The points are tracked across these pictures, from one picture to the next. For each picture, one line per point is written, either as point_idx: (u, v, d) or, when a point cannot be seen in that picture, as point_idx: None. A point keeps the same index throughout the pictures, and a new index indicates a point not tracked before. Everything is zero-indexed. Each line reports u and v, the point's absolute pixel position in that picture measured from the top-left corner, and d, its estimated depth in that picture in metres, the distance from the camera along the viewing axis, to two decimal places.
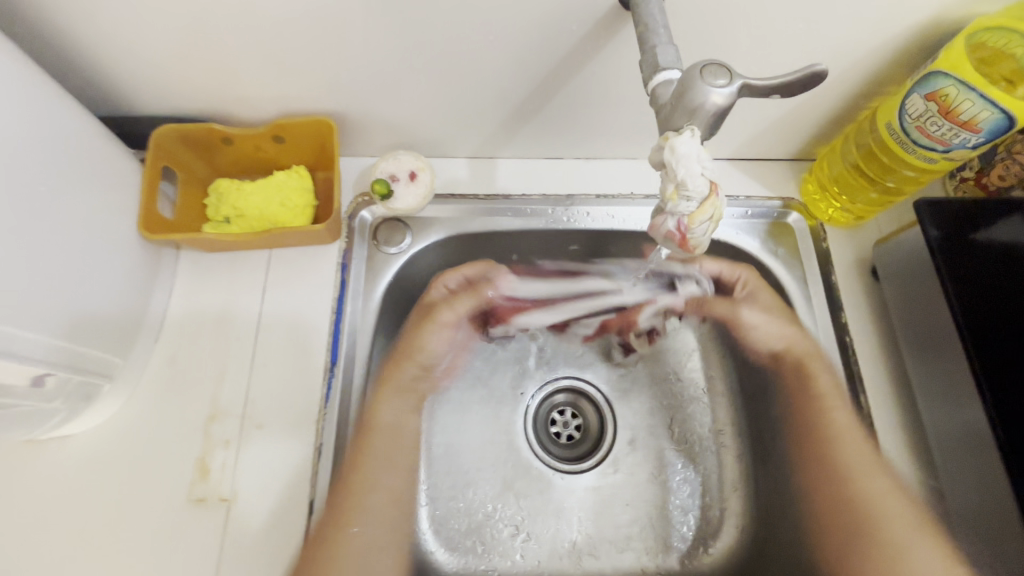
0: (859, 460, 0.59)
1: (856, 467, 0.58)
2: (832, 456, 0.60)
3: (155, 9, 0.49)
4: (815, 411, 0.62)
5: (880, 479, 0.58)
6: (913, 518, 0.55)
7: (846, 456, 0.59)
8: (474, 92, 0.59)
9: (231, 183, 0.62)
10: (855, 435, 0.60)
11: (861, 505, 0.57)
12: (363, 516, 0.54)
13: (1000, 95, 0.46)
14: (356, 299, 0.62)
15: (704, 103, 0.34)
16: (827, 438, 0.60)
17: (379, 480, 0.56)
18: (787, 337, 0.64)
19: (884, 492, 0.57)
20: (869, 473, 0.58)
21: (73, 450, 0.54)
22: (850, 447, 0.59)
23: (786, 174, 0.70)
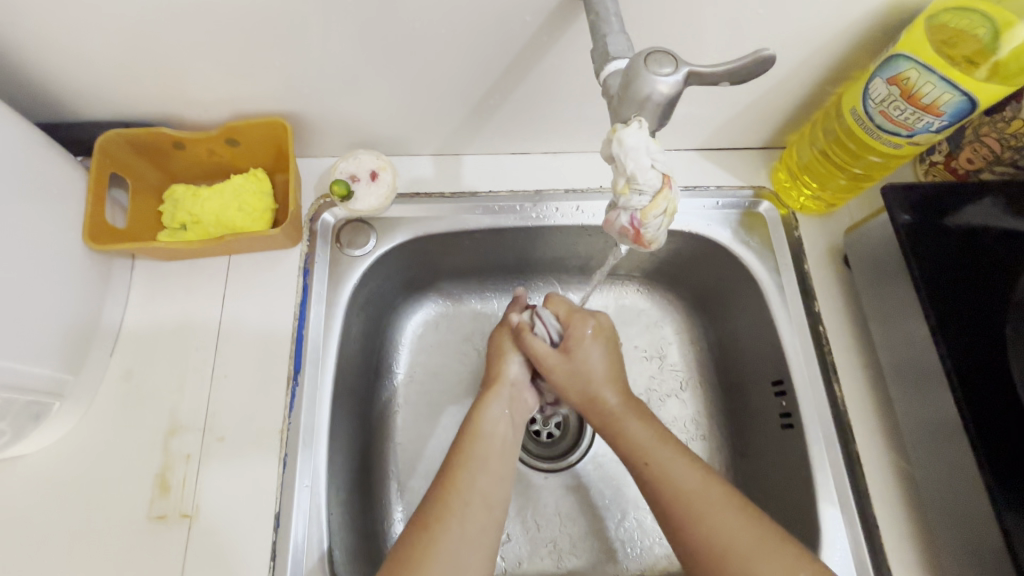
0: (688, 489, 0.48)
1: (673, 498, 0.48)
2: (642, 485, 0.50)
3: (88, 11, 0.47)
4: (613, 441, 0.53)
5: (712, 516, 0.47)
6: (742, 513, 0.47)
7: (650, 487, 0.50)
8: (431, 88, 0.57)
9: (187, 189, 0.61)
10: (659, 452, 0.50)
11: (708, 551, 0.46)
12: (472, 491, 0.49)
13: (961, 77, 0.45)
14: (319, 304, 0.60)
15: (651, 92, 0.33)
16: (634, 466, 0.51)
17: (479, 450, 0.52)
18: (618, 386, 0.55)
19: (727, 530, 0.46)
20: (704, 510, 0.47)
21: (27, 470, 0.53)
22: (673, 472, 0.49)
23: (756, 163, 0.69)
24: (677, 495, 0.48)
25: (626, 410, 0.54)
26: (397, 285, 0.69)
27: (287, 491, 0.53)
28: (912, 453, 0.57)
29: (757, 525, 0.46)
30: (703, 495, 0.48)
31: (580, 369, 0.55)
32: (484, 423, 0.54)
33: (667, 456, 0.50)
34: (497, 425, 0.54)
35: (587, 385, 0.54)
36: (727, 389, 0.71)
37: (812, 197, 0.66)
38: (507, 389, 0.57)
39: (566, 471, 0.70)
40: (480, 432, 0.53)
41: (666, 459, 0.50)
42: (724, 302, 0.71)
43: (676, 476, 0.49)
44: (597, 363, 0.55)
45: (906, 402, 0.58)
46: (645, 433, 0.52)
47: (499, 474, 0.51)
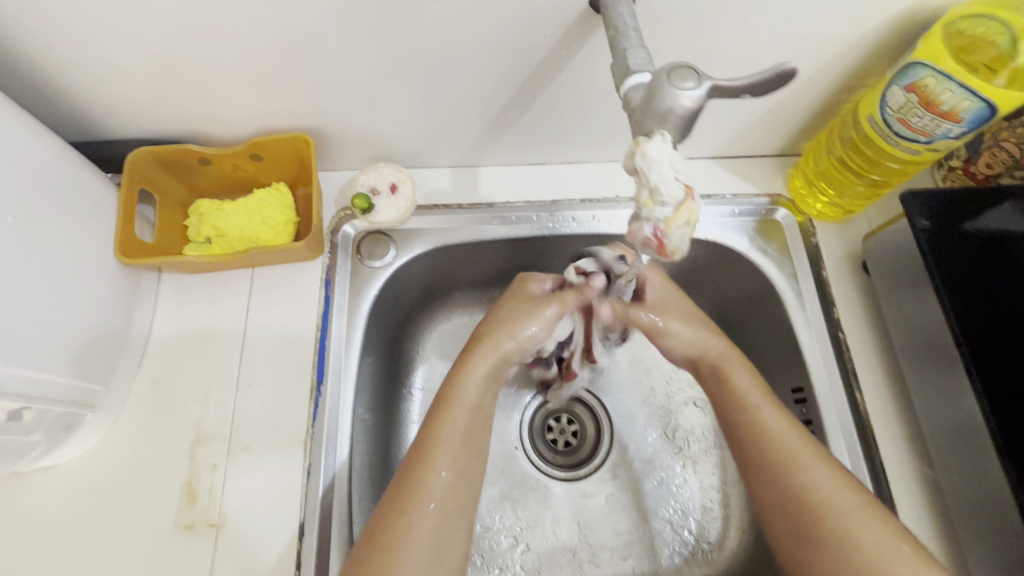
0: (788, 440, 0.51)
1: (773, 443, 0.51)
2: (734, 429, 0.54)
3: (123, 34, 0.48)
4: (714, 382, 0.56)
5: (819, 467, 0.49)
6: (840, 474, 0.49)
7: (748, 431, 0.53)
8: (450, 102, 0.58)
9: (212, 204, 0.62)
10: (757, 400, 0.53)
11: (803, 498, 0.48)
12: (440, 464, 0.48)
13: (980, 84, 0.45)
14: (341, 315, 0.61)
15: (673, 106, 0.33)
16: (738, 412, 0.54)
17: (452, 426, 0.50)
18: (702, 341, 0.57)
19: (824, 483, 0.48)
20: (806, 463, 0.49)
21: (58, 481, 0.54)
22: (769, 422, 0.52)
23: (771, 170, 0.69)
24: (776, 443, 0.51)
25: (728, 355, 0.56)
26: (415, 296, 0.69)
27: (312, 498, 0.54)
28: (936, 458, 0.57)
29: (837, 468, 0.49)
30: (797, 441, 0.50)
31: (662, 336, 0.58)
32: (463, 392, 0.51)
33: (769, 407, 0.53)
34: (478, 396, 0.52)
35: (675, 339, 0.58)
36: None
37: (830, 204, 0.66)
38: (491, 359, 0.53)
39: (584, 480, 0.70)
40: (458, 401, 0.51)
41: (769, 416, 0.52)
42: (741, 309, 0.70)
43: (775, 428, 0.51)
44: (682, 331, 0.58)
45: (927, 407, 0.57)
46: (745, 378, 0.55)
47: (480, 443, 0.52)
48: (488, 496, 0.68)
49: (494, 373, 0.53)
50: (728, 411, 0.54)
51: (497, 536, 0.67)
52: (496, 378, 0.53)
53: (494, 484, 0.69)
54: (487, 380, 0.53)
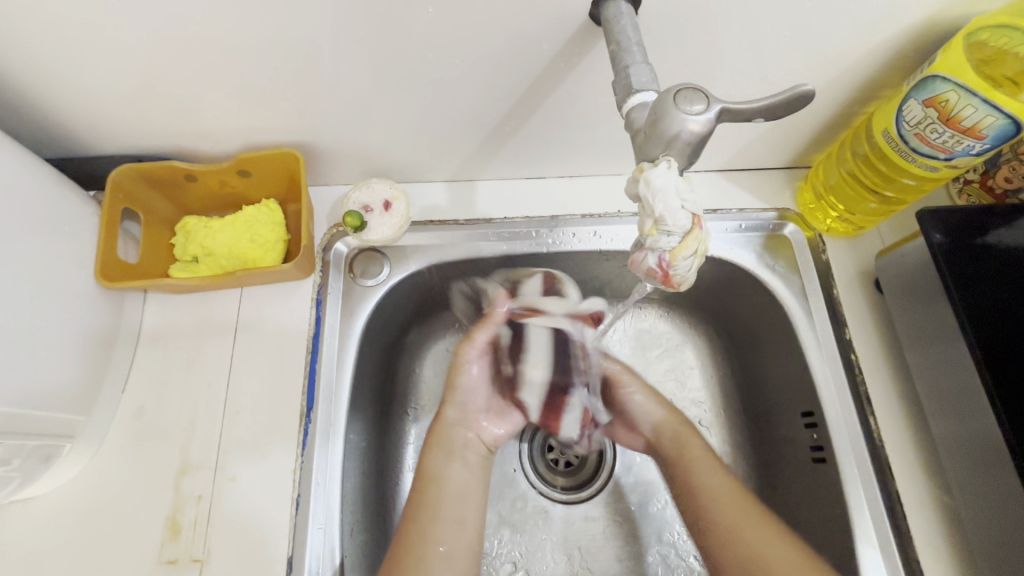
0: (696, 473, 0.57)
1: (704, 499, 0.55)
2: (683, 493, 0.57)
3: (102, 50, 0.46)
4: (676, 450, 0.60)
5: (760, 527, 0.52)
6: (778, 532, 0.51)
7: (692, 493, 0.56)
8: (445, 116, 0.56)
9: (199, 221, 0.60)
10: (699, 466, 0.57)
11: (752, 561, 0.50)
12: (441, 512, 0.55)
13: (1004, 100, 0.42)
14: (333, 336, 0.59)
15: (680, 131, 0.31)
16: (686, 474, 0.58)
17: (433, 495, 0.56)
18: (657, 419, 0.63)
19: (767, 545, 0.51)
20: (745, 522, 0.52)
21: (36, 513, 0.52)
22: (714, 486, 0.55)
23: (780, 184, 0.67)
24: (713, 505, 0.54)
25: (686, 424, 0.62)
26: (410, 313, 0.67)
27: (300, 530, 0.52)
28: (955, 486, 0.54)
29: (778, 527, 0.52)
30: (734, 499, 0.54)
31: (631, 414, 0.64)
32: (446, 470, 0.58)
33: (714, 471, 0.56)
34: (464, 486, 0.57)
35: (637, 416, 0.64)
36: (754, 418, 0.68)
37: (840, 219, 0.64)
38: (444, 437, 0.60)
39: (586, 503, 0.68)
40: (433, 477, 0.57)
41: (706, 470, 0.57)
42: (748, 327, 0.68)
43: (719, 489, 0.55)
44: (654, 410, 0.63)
45: (944, 432, 0.55)
46: (698, 447, 0.59)
47: (468, 505, 0.57)
48: (487, 520, 0.66)
49: (457, 443, 0.61)
50: (678, 483, 0.58)
51: (497, 562, 0.65)
52: (457, 449, 0.60)
53: (493, 508, 0.67)
54: (451, 452, 0.60)
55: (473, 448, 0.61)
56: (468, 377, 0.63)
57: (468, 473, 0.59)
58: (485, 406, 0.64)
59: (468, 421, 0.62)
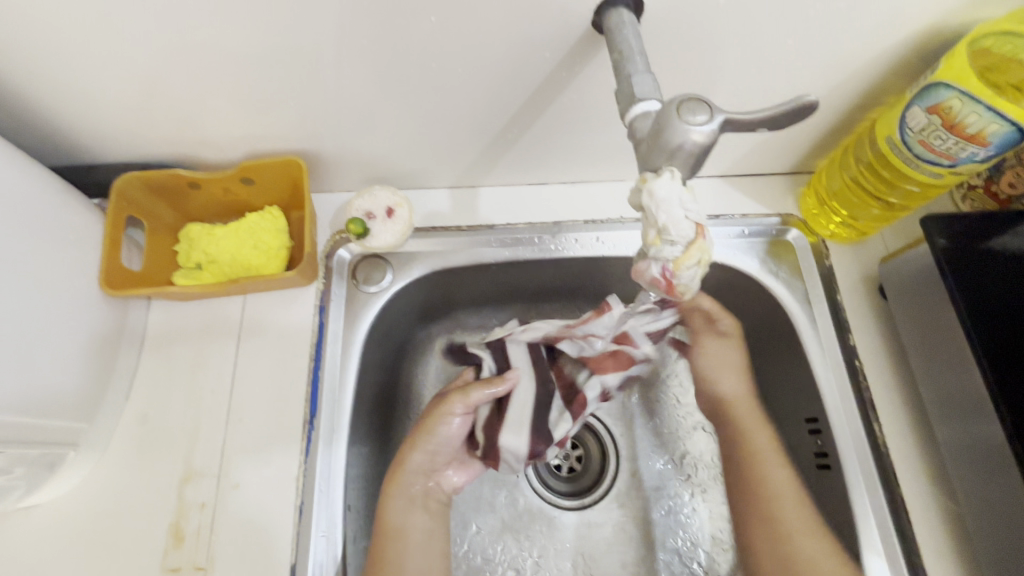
0: (772, 470, 0.62)
1: (773, 498, 0.61)
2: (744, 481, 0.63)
3: (106, 59, 0.47)
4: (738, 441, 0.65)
5: (815, 541, 0.57)
6: (829, 545, 0.57)
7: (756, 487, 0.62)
8: (448, 123, 0.56)
9: (202, 229, 0.60)
10: (770, 463, 0.63)
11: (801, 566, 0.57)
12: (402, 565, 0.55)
13: (1008, 107, 0.42)
14: (335, 343, 0.59)
15: (683, 142, 0.31)
16: (752, 479, 0.63)
17: (398, 547, 0.55)
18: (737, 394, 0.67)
19: (818, 556, 0.56)
20: (800, 533, 0.58)
21: (40, 520, 0.52)
22: (776, 482, 0.62)
23: (783, 189, 0.67)
24: (778, 499, 0.61)
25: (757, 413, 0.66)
26: (412, 319, 0.67)
27: (302, 537, 0.52)
28: (961, 494, 0.53)
29: (825, 535, 0.57)
30: (789, 502, 0.60)
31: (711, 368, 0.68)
32: (405, 521, 0.56)
33: (777, 466, 0.62)
34: (422, 536, 0.57)
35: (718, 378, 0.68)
36: None
37: (843, 225, 0.64)
38: (415, 479, 0.58)
39: (588, 509, 0.68)
40: (394, 530, 0.56)
41: (778, 475, 0.62)
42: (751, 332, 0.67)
43: (781, 483, 0.61)
44: (729, 385, 0.67)
45: (950, 439, 0.54)
46: (765, 443, 0.64)
47: (428, 555, 0.57)
48: (488, 526, 0.65)
49: (415, 492, 0.58)
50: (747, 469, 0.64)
51: (498, 568, 0.64)
52: (421, 498, 0.58)
53: (495, 515, 0.66)
54: (416, 501, 0.58)
55: (434, 496, 0.59)
56: (450, 425, 0.59)
57: (428, 527, 0.57)
58: (451, 456, 0.60)
59: (438, 470, 0.59)
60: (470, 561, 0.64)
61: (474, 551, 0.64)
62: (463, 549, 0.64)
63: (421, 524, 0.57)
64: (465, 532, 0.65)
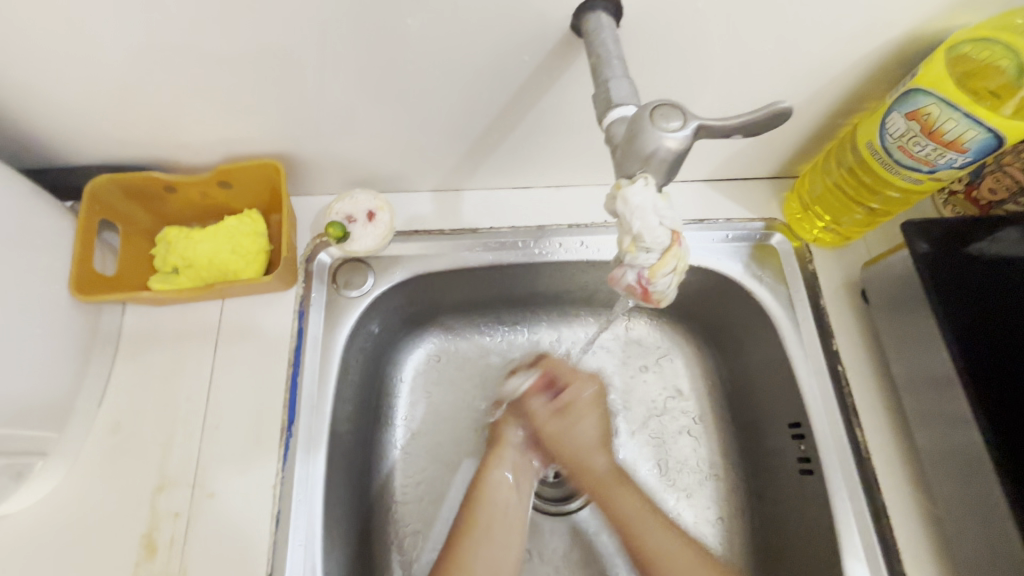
0: (643, 529, 0.53)
1: (655, 562, 0.52)
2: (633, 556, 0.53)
3: (74, 59, 0.45)
4: (602, 504, 0.56)
5: None
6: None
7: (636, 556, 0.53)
8: (428, 126, 0.56)
9: (179, 232, 0.59)
10: (641, 522, 0.54)
11: None
12: (484, 534, 0.54)
13: (986, 113, 0.42)
14: (315, 348, 0.58)
15: (657, 148, 0.30)
16: (628, 540, 0.54)
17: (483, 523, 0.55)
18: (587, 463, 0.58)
19: None
20: None
21: (5, 531, 0.50)
22: (650, 532, 0.53)
23: (767, 194, 0.67)
24: (642, 547, 0.53)
25: (614, 476, 0.57)
26: (395, 324, 0.66)
27: (279, 548, 0.51)
28: (942, 501, 0.53)
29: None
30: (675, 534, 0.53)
31: (569, 430, 0.60)
32: (493, 495, 0.57)
33: (648, 519, 0.54)
34: (503, 498, 0.58)
35: (573, 453, 0.59)
36: (742, 429, 0.68)
37: (827, 230, 0.64)
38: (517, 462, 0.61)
39: (572, 515, 0.67)
40: (485, 498, 0.57)
41: (649, 523, 0.54)
42: (736, 336, 0.67)
43: (654, 535, 0.53)
44: (599, 460, 0.58)
45: (930, 448, 0.54)
46: (630, 504, 0.55)
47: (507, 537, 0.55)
48: None
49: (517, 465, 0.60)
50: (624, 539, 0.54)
51: None
52: (525, 473, 0.61)
53: None
54: (512, 478, 0.59)
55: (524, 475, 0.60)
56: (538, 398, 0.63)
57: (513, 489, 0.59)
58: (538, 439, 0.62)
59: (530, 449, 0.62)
60: None
61: None
62: None
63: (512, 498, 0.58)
64: None
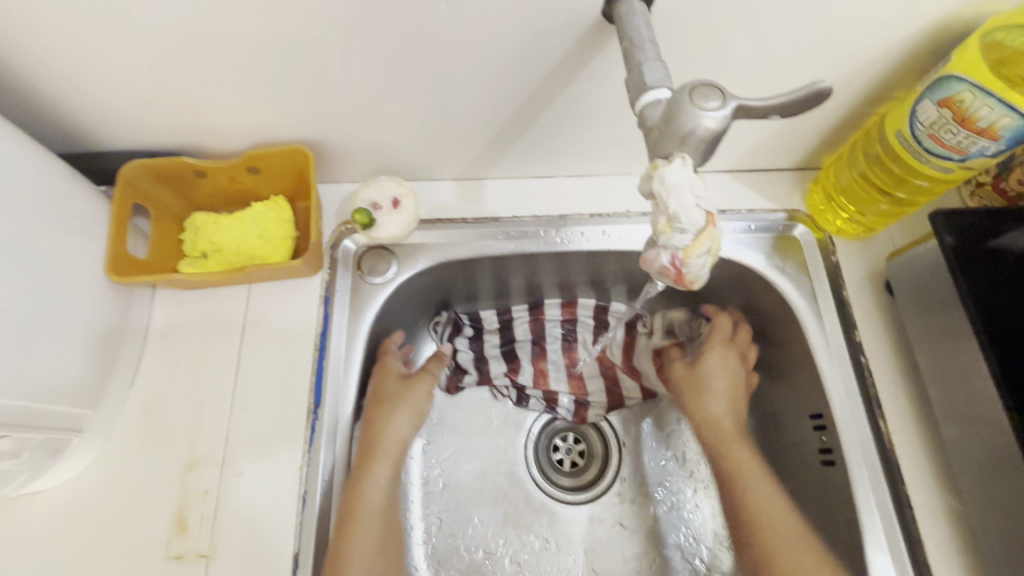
0: (757, 487, 0.55)
1: (754, 501, 0.54)
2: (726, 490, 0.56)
3: (112, 44, 0.46)
4: (717, 453, 0.58)
5: (807, 551, 0.50)
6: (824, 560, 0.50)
7: (728, 481, 0.56)
8: (454, 113, 0.56)
9: (208, 217, 0.60)
10: (756, 483, 0.55)
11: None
12: (359, 541, 0.51)
13: (1020, 100, 0.42)
14: (341, 333, 0.60)
15: (696, 127, 0.31)
16: (735, 484, 0.56)
17: (365, 530, 0.52)
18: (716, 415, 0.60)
19: (809, 568, 0.49)
20: (792, 548, 0.51)
21: (42, 506, 0.52)
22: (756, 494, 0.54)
23: (790, 185, 0.67)
24: (749, 505, 0.54)
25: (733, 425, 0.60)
26: (418, 312, 0.67)
27: (306, 527, 0.52)
28: (967, 493, 0.53)
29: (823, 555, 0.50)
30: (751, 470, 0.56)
31: (703, 381, 0.62)
32: (368, 497, 0.54)
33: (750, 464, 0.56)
34: (380, 502, 0.54)
35: (698, 398, 0.62)
36: (761, 420, 0.68)
37: (850, 221, 0.63)
38: (387, 454, 0.56)
39: (590, 504, 0.67)
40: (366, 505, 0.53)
41: (751, 473, 0.56)
42: (756, 328, 0.68)
43: (752, 474, 0.56)
44: (718, 406, 0.61)
45: (958, 441, 0.53)
46: (746, 457, 0.56)
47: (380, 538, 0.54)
48: (489, 521, 0.65)
49: (390, 468, 0.56)
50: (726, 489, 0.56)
51: (502, 561, 0.64)
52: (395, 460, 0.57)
53: (495, 508, 0.66)
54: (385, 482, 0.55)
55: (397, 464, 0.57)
56: (418, 397, 0.60)
57: (382, 487, 0.55)
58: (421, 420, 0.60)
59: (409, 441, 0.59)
60: (471, 556, 0.64)
61: (474, 546, 0.64)
62: (463, 544, 0.64)
63: (371, 495, 0.54)
64: (466, 526, 0.65)
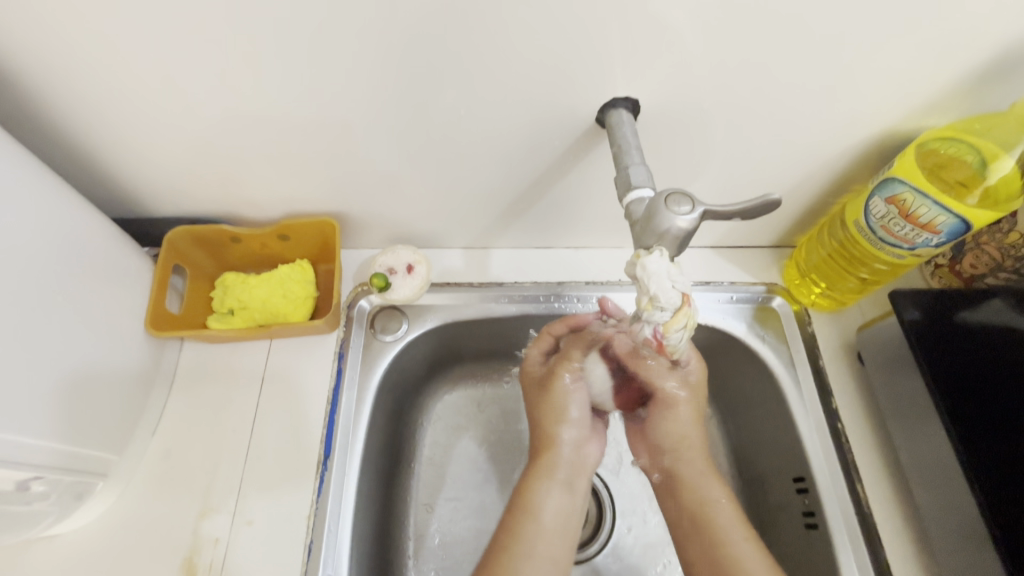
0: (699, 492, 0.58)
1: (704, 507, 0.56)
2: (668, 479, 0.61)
3: (176, 132, 0.54)
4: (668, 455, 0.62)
5: None
6: None
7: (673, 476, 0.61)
8: (466, 193, 0.63)
9: (238, 277, 0.66)
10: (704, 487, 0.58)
11: None
12: (539, 537, 0.54)
13: (952, 203, 0.49)
14: (352, 388, 0.63)
15: (669, 227, 0.38)
16: (692, 497, 0.58)
17: (542, 522, 0.55)
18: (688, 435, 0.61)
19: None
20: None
21: (60, 549, 0.54)
22: (717, 516, 0.55)
23: (767, 260, 0.73)
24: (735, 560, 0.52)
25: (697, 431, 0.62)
26: (421, 369, 0.71)
27: None
28: (941, 560, 0.55)
29: None
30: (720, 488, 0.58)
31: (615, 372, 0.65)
32: (544, 503, 0.57)
33: (721, 497, 0.57)
34: (557, 506, 0.57)
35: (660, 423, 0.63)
36: (747, 482, 0.71)
37: (823, 295, 0.69)
38: (567, 462, 0.61)
39: (584, 565, 0.68)
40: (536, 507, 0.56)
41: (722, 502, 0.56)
42: (742, 393, 0.72)
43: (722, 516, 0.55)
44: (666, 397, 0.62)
45: (930, 507, 0.56)
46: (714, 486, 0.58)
47: (567, 527, 0.56)
48: None
49: (564, 470, 0.60)
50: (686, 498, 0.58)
51: None
52: (567, 477, 0.60)
53: None
54: (564, 479, 0.59)
55: (579, 470, 0.61)
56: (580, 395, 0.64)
57: (565, 491, 0.58)
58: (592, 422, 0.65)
59: (581, 445, 0.63)
60: None
61: None
62: None
63: (573, 502, 0.58)
64: None
